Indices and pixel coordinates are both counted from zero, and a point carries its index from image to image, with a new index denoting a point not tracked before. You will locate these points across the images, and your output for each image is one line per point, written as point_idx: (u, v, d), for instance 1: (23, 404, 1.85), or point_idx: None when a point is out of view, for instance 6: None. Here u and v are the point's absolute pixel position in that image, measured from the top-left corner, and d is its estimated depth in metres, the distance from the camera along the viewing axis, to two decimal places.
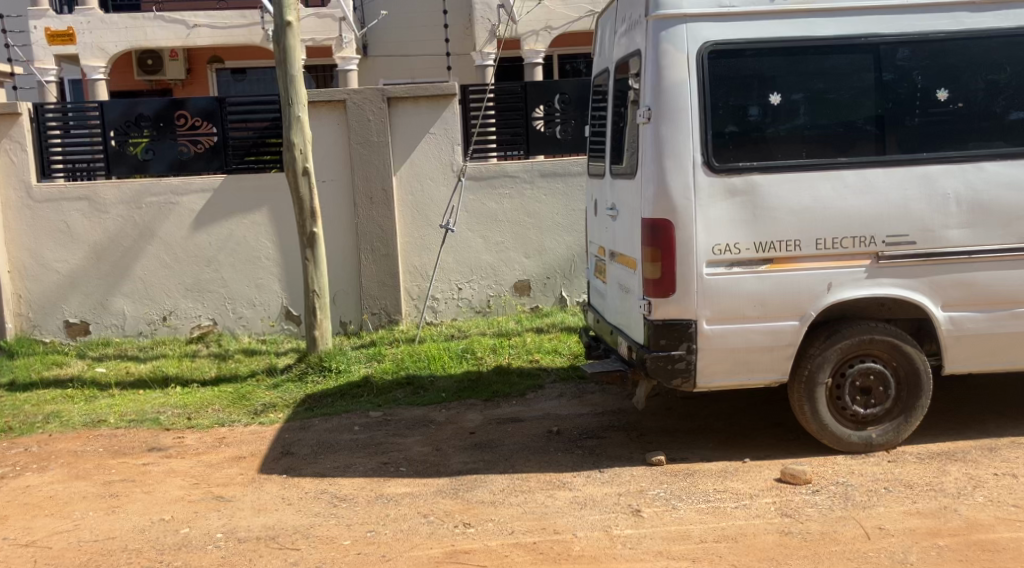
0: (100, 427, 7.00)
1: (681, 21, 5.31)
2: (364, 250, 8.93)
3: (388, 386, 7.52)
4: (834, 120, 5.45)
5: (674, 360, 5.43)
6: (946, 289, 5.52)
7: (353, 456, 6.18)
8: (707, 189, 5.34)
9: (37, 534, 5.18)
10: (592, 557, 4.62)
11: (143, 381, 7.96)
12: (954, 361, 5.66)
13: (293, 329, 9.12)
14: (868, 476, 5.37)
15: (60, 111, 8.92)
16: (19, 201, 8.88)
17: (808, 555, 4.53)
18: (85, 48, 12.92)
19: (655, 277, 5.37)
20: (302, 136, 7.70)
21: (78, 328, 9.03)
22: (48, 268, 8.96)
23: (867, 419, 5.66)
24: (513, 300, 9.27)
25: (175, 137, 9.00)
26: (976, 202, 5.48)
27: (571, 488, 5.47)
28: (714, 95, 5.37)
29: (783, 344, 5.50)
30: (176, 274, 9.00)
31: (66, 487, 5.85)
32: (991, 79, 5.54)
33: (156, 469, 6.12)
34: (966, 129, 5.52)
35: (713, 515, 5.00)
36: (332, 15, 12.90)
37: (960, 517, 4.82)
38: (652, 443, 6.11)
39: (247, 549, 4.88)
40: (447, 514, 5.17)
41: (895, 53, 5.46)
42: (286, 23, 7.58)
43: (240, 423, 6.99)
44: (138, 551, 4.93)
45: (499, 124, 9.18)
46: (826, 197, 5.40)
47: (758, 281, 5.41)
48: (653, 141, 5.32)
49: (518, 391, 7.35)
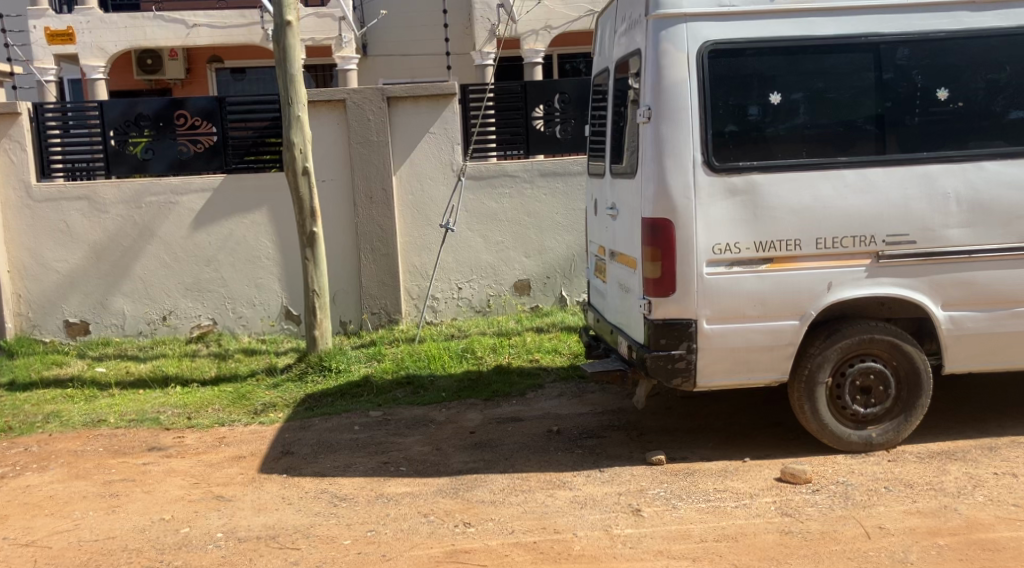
0: (100, 427, 7.00)
1: (681, 20, 5.31)
2: (364, 250, 8.93)
3: (388, 386, 7.51)
4: (834, 119, 5.45)
5: (674, 360, 5.43)
6: (946, 288, 5.52)
7: (353, 456, 6.18)
8: (707, 188, 5.34)
9: (37, 534, 5.18)
10: (592, 557, 4.62)
11: (143, 381, 7.95)
12: (954, 360, 5.66)
13: (293, 329, 9.12)
14: (869, 476, 5.37)
15: (60, 111, 8.92)
16: (19, 201, 8.88)
17: (808, 555, 4.53)
18: (84, 48, 12.92)
19: (655, 276, 5.37)
20: (301, 135, 7.70)
21: (78, 328, 9.03)
22: (48, 268, 8.96)
23: (867, 418, 5.66)
24: (513, 300, 9.27)
25: (174, 137, 9.00)
26: (976, 202, 5.48)
27: (570, 487, 5.47)
28: (714, 94, 5.37)
29: (783, 343, 5.50)
30: (176, 274, 8.99)
31: (66, 487, 5.85)
32: (991, 78, 5.54)
33: (156, 469, 6.12)
34: (966, 129, 5.52)
35: (713, 514, 5.00)
36: (331, 15, 12.90)
37: (960, 516, 4.82)
38: (652, 443, 6.11)
39: (247, 549, 4.88)
40: (447, 514, 5.17)
41: (895, 53, 5.46)
42: (286, 23, 7.58)
43: (240, 422, 6.99)
44: (138, 550, 4.93)
45: (498, 124, 9.18)
46: (826, 196, 5.40)
47: (758, 280, 5.41)
48: (652, 140, 5.32)
49: (518, 390, 7.35)
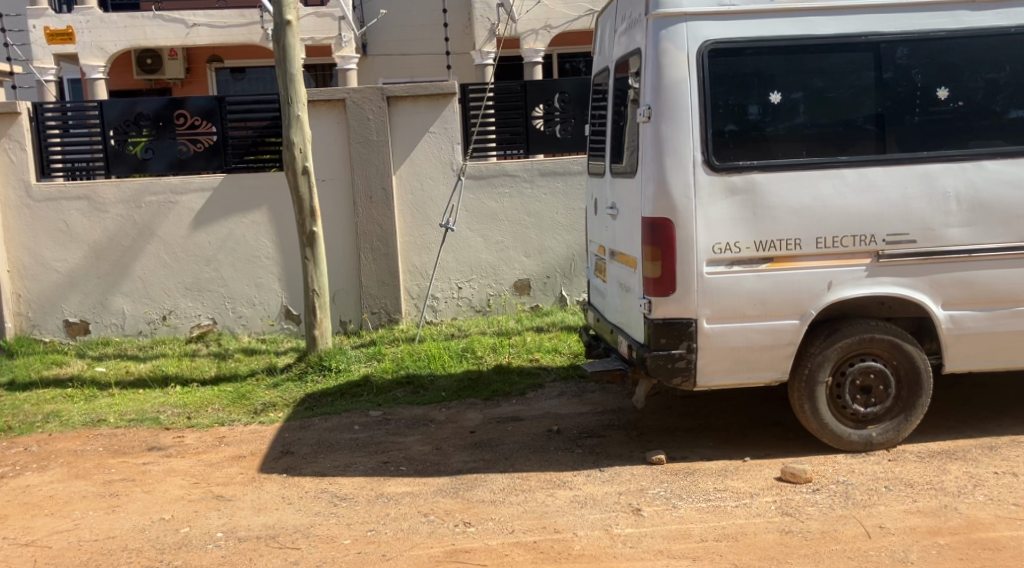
0: (100, 426, 7.00)
1: (682, 19, 5.30)
2: (364, 249, 8.93)
3: (388, 386, 7.51)
4: (835, 119, 5.45)
5: (675, 359, 5.43)
6: (946, 288, 5.52)
7: (353, 456, 6.18)
8: (707, 187, 5.34)
9: (37, 534, 5.18)
10: (592, 556, 4.62)
11: (143, 381, 7.95)
12: (955, 360, 5.66)
13: (292, 328, 9.12)
14: (869, 475, 5.37)
15: (59, 110, 8.91)
16: (19, 201, 8.87)
17: (809, 554, 4.53)
18: (84, 48, 12.92)
19: (655, 275, 5.37)
20: (301, 135, 7.69)
21: (78, 328, 9.03)
22: (47, 268, 8.95)
23: (867, 417, 5.66)
24: (513, 299, 9.27)
25: (174, 136, 8.99)
26: (976, 201, 5.48)
27: (570, 487, 5.47)
28: (714, 93, 5.37)
29: (783, 343, 5.49)
30: (176, 274, 8.99)
31: (66, 487, 5.85)
32: (991, 77, 5.54)
33: (156, 469, 6.11)
34: (966, 128, 5.52)
35: (713, 514, 5.00)
36: (331, 14, 12.89)
37: (960, 515, 4.82)
38: (651, 442, 6.11)
39: (247, 549, 4.88)
40: (447, 514, 5.17)
41: (895, 52, 5.46)
42: (286, 22, 7.57)
43: (240, 422, 6.99)
44: (138, 550, 4.93)
45: (498, 123, 9.18)
46: (826, 196, 5.40)
47: (758, 280, 5.40)
48: (652, 140, 5.32)
49: (517, 390, 7.35)
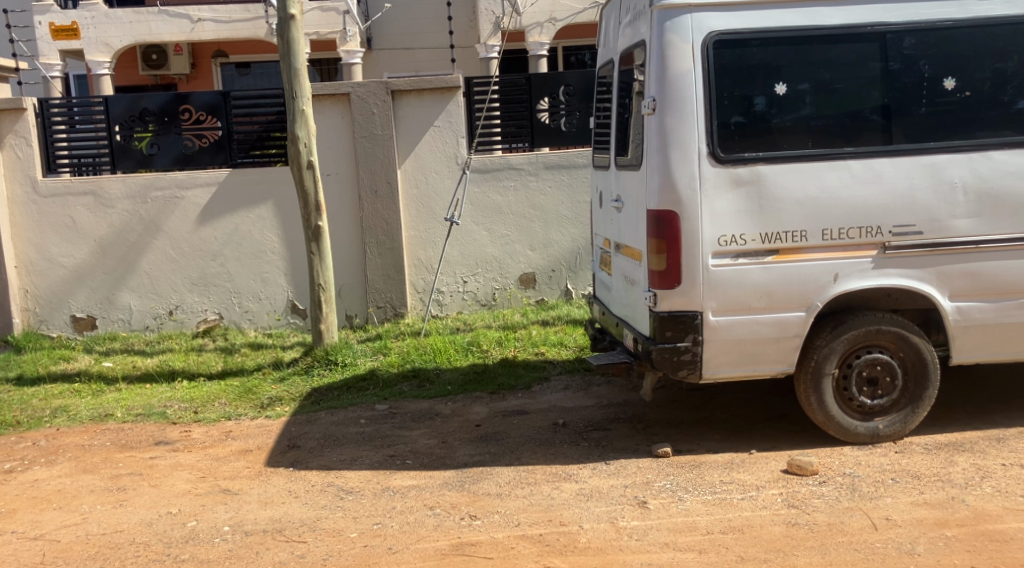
0: (108, 421, 7.02)
1: (687, 10, 5.28)
2: (370, 243, 8.94)
3: (393, 378, 7.54)
4: (841, 111, 5.42)
5: (680, 352, 5.41)
6: (953, 278, 5.50)
7: (359, 449, 6.20)
8: (712, 180, 5.32)
9: (46, 527, 5.21)
10: (598, 549, 4.62)
11: (150, 375, 7.98)
12: (961, 351, 5.64)
13: (298, 323, 9.13)
14: (875, 468, 5.35)
15: (66, 106, 8.94)
16: (26, 197, 8.89)
17: (815, 547, 4.52)
18: (90, 44, 12.92)
19: (661, 269, 5.35)
20: (305, 129, 7.67)
21: (85, 323, 9.06)
22: (54, 263, 8.98)
23: (873, 410, 5.65)
24: (518, 293, 9.26)
25: (180, 131, 9.01)
26: (983, 192, 5.46)
27: (576, 480, 5.47)
28: (719, 84, 5.34)
29: (790, 335, 5.48)
30: (182, 269, 9.01)
31: (74, 482, 5.86)
32: (998, 67, 5.50)
33: (163, 463, 6.13)
34: (975, 119, 5.48)
35: (719, 506, 4.99)
36: (335, 9, 12.88)
37: (967, 507, 4.80)
38: (657, 435, 6.11)
39: (254, 542, 4.89)
40: (454, 506, 5.18)
41: (901, 42, 5.43)
42: (290, 16, 7.54)
43: (247, 416, 7.01)
44: (146, 543, 4.95)
45: (502, 116, 9.16)
46: (832, 187, 5.38)
47: (764, 272, 5.39)
48: (657, 132, 5.31)
49: (523, 382, 7.35)
